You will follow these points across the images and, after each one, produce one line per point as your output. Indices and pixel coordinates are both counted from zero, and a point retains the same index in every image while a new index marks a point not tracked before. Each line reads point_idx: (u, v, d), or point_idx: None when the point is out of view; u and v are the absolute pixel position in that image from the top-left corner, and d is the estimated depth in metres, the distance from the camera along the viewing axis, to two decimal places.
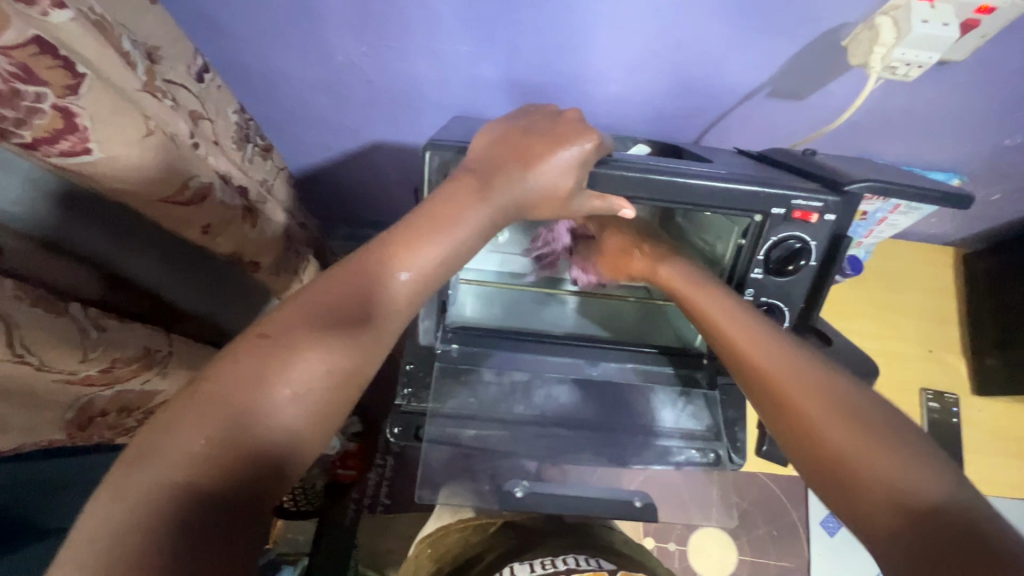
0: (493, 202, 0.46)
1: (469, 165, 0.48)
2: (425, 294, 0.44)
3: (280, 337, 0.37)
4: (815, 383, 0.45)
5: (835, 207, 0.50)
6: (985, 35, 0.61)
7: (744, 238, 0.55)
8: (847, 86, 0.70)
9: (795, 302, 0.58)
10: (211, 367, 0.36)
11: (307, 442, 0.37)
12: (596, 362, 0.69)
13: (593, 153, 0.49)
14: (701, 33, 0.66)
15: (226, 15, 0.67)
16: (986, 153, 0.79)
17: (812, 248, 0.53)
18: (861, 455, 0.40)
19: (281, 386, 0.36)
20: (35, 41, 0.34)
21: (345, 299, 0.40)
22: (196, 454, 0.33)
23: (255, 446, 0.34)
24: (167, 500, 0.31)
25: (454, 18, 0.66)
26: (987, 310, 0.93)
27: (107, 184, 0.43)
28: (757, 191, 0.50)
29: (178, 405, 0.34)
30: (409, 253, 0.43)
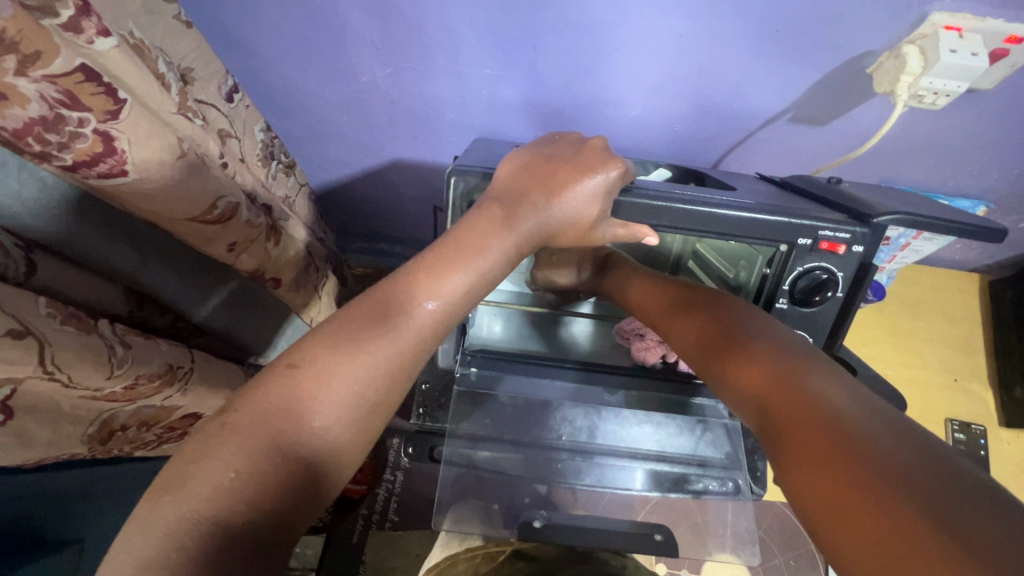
0: (519, 230, 0.47)
1: (493, 194, 0.48)
2: (449, 323, 0.44)
3: (309, 369, 0.37)
4: (734, 331, 0.48)
5: (864, 238, 0.50)
6: (1014, 65, 0.60)
7: (768, 267, 0.54)
8: (871, 112, 0.69)
9: (820, 333, 0.56)
10: (241, 395, 0.36)
11: (337, 469, 0.37)
12: (613, 389, 0.67)
13: (618, 181, 0.49)
14: (723, 59, 0.66)
15: (256, 38, 0.69)
16: (1016, 181, 0.77)
17: (839, 279, 0.52)
18: (760, 375, 0.43)
19: (309, 419, 0.36)
20: (80, 69, 0.35)
21: (366, 333, 0.39)
22: (225, 486, 0.32)
23: (284, 481, 0.34)
24: (194, 533, 0.31)
25: (476, 42, 0.67)
26: (1015, 340, 0.90)
27: (140, 206, 0.44)
28: (782, 221, 0.49)
29: (207, 438, 0.34)
30: (435, 280, 0.43)
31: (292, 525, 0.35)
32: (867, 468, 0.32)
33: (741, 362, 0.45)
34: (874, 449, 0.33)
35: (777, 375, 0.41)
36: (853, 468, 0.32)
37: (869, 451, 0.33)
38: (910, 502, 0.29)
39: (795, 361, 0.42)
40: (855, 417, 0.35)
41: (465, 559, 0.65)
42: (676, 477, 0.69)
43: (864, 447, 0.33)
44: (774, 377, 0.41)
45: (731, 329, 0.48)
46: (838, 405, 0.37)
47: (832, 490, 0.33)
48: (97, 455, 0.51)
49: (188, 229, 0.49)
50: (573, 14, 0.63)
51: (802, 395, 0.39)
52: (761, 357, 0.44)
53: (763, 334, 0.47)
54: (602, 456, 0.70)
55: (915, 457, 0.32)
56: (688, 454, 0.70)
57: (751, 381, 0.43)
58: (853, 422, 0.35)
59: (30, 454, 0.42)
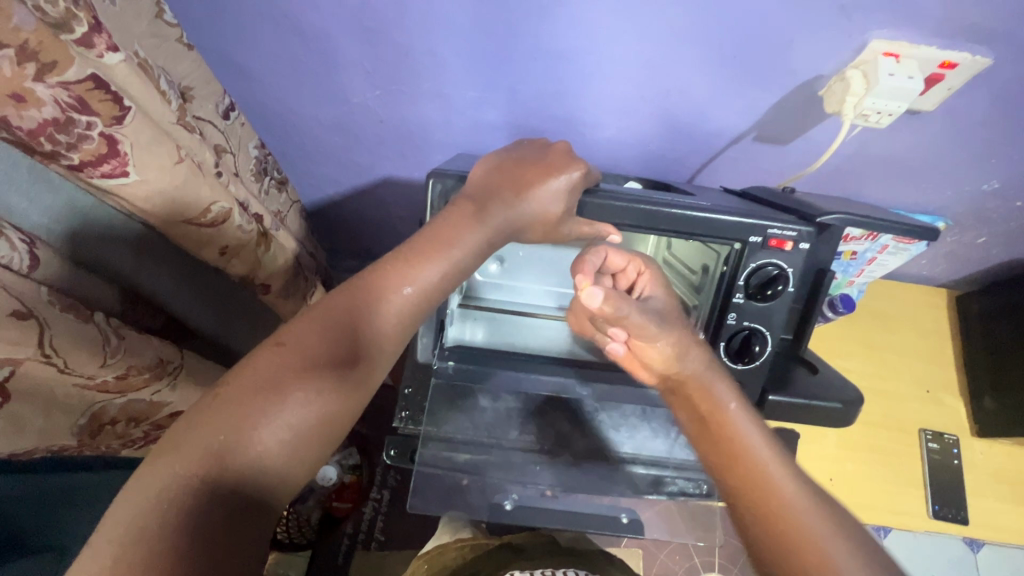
0: (489, 222, 0.51)
1: (468, 191, 0.53)
2: (426, 310, 0.48)
3: (295, 345, 0.40)
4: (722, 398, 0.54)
5: (808, 236, 0.56)
6: (950, 88, 0.66)
7: (725, 265, 0.59)
8: (827, 132, 0.74)
9: (775, 327, 0.61)
10: (231, 372, 0.39)
11: (283, 477, 0.38)
12: (587, 383, 0.71)
13: (581, 181, 0.54)
14: (687, 83, 0.71)
15: (253, 62, 0.74)
16: (967, 198, 0.83)
17: (789, 275, 0.57)
18: (729, 432, 0.51)
19: (294, 389, 0.38)
20: (91, 78, 0.39)
21: (348, 313, 0.43)
22: (215, 450, 0.35)
23: (271, 447, 0.37)
24: (184, 492, 0.34)
25: (459, 67, 0.73)
26: (981, 350, 0.94)
27: (138, 206, 0.47)
28: (736, 221, 0.54)
29: (200, 408, 0.37)
30: (413, 267, 0.47)
31: (269, 495, 0.37)
32: (799, 525, 0.43)
33: (727, 433, 0.51)
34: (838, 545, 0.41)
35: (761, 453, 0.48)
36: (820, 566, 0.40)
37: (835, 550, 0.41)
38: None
39: (777, 444, 0.49)
40: (792, 482, 0.46)
41: (454, 548, 0.71)
42: (653, 479, 0.70)
43: (834, 546, 0.41)
44: (738, 436, 0.50)
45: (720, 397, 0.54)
46: (779, 467, 0.47)
47: (771, 536, 0.43)
48: (86, 450, 0.52)
49: (181, 232, 0.52)
50: (547, 41, 0.69)
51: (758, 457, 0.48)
52: (728, 416, 0.52)
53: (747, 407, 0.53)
54: (578, 458, 0.72)
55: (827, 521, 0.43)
56: (664, 458, 0.71)
57: (737, 449, 0.49)
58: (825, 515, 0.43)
59: (20, 443, 0.44)
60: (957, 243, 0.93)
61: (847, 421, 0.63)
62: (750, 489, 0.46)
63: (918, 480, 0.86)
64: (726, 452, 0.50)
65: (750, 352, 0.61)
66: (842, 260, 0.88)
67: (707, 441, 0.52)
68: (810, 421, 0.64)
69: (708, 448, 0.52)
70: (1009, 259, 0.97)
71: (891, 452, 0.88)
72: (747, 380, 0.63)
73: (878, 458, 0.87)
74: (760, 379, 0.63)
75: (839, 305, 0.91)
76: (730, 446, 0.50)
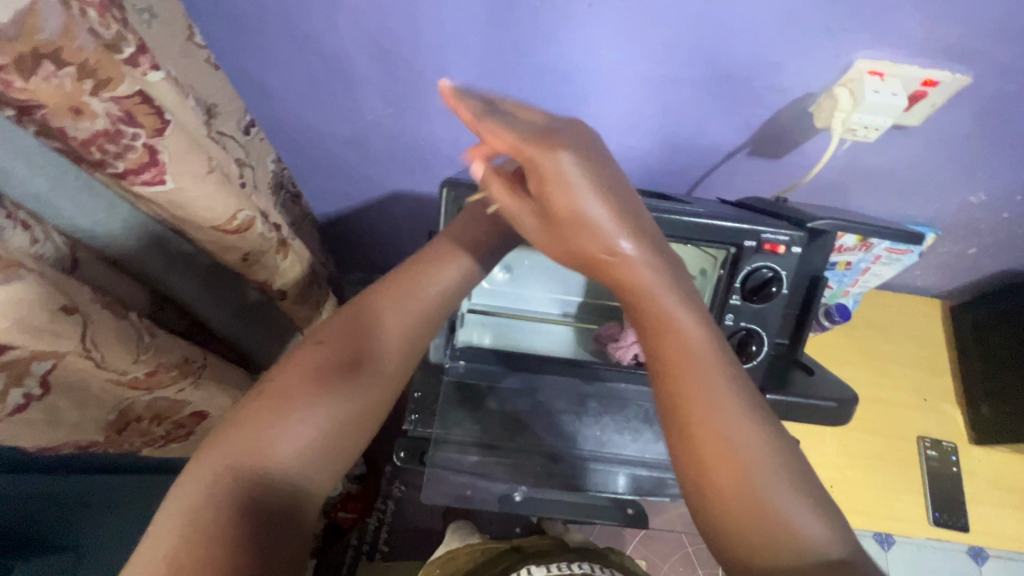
0: (500, 224, 0.57)
1: (481, 198, 0.59)
2: (448, 306, 0.52)
3: (332, 343, 0.44)
4: (693, 344, 0.41)
5: (800, 240, 0.59)
6: (935, 104, 0.70)
7: (722, 269, 0.62)
8: (820, 147, 0.78)
9: (771, 327, 0.63)
10: (275, 369, 0.42)
11: (323, 470, 0.41)
12: (592, 380, 0.74)
13: None
14: (685, 99, 0.75)
15: (272, 80, 0.78)
16: (956, 209, 0.86)
17: (783, 277, 0.60)
18: (695, 395, 0.39)
19: (333, 384, 0.42)
20: (139, 93, 0.42)
21: (379, 312, 0.47)
22: (264, 439, 0.39)
23: (312, 439, 0.40)
24: (237, 479, 0.37)
25: (469, 86, 0.76)
26: (976, 359, 0.96)
27: (171, 211, 0.50)
28: (731, 226, 0.58)
29: (248, 402, 0.40)
30: (435, 271, 0.52)
31: (312, 482, 0.40)
32: (748, 489, 0.37)
33: (691, 390, 0.39)
34: (774, 487, 0.37)
35: (724, 410, 0.39)
36: (745, 508, 0.37)
37: (774, 493, 0.37)
38: (780, 544, 0.36)
39: (746, 403, 0.39)
40: (758, 450, 0.38)
41: (464, 553, 0.73)
42: (656, 481, 0.72)
43: (774, 493, 0.37)
44: (704, 399, 0.39)
45: (692, 343, 0.41)
46: (744, 437, 0.38)
47: (716, 498, 0.38)
48: (110, 447, 0.54)
49: (209, 237, 0.55)
50: (552, 61, 0.73)
51: (722, 423, 0.38)
52: (698, 375, 0.40)
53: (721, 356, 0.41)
54: (587, 460, 0.73)
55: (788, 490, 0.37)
56: (665, 460, 0.72)
57: (697, 409, 0.39)
58: (776, 463, 0.38)
59: (56, 437, 0.47)
60: (949, 254, 0.96)
61: (842, 421, 0.66)
62: (698, 450, 0.38)
63: (918, 487, 0.87)
64: (683, 417, 0.39)
65: (748, 352, 0.63)
66: (837, 270, 0.91)
67: (668, 400, 0.40)
68: (804, 418, 0.67)
69: (668, 405, 0.40)
70: (1000, 270, 1.00)
71: (891, 459, 0.89)
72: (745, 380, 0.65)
73: (878, 466, 0.88)
74: (759, 378, 0.65)
75: (832, 313, 0.93)
76: (680, 397, 0.40)
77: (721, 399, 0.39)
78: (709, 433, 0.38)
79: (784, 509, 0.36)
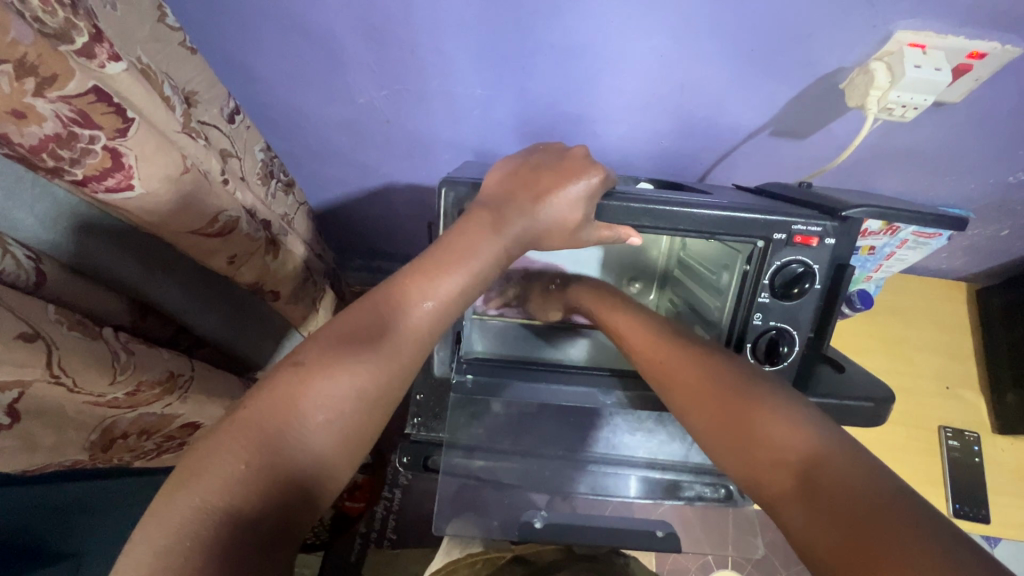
0: (506, 233, 0.52)
1: (482, 200, 0.54)
2: (445, 322, 0.48)
3: (313, 364, 0.40)
4: (745, 388, 0.49)
5: (833, 231, 0.55)
6: (979, 79, 0.64)
7: (749, 264, 0.58)
8: (848, 125, 0.72)
9: (802, 325, 0.59)
10: (250, 393, 0.39)
11: (298, 509, 0.37)
12: (610, 391, 0.65)
13: (599, 186, 0.55)
14: (703, 76, 0.69)
15: (257, 62, 0.72)
16: (992, 190, 0.80)
17: (815, 272, 0.57)
18: (746, 422, 0.46)
19: (314, 412, 0.38)
20: (93, 90, 0.38)
21: (368, 327, 0.44)
22: (236, 476, 0.35)
23: (292, 471, 0.37)
24: (205, 524, 0.33)
25: (466, 64, 0.71)
26: (1001, 346, 0.92)
27: (140, 217, 0.46)
28: (759, 218, 0.54)
29: (219, 432, 0.37)
30: (430, 281, 0.47)
31: (293, 519, 0.36)
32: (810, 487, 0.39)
33: (756, 416, 0.46)
34: (854, 489, 0.37)
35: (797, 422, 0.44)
36: (865, 493, 0.37)
37: (815, 478, 0.39)
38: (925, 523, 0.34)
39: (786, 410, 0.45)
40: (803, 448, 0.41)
41: (465, 565, 0.70)
42: (669, 484, 0.69)
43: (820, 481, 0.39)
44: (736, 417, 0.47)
45: (741, 384, 0.49)
46: (781, 441, 0.43)
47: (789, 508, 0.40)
48: (97, 464, 0.52)
49: (189, 243, 0.51)
50: (558, 37, 0.67)
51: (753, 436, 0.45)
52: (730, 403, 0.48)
53: (772, 390, 0.48)
54: (596, 464, 0.70)
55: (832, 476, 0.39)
56: (681, 461, 0.68)
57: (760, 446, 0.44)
58: (834, 475, 0.39)
59: (33, 460, 0.44)
60: (980, 236, 0.90)
61: (879, 420, 0.62)
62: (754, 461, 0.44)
63: (938, 478, 0.84)
64: (734, 444, 0.46)
65: (778, 354, 0.59)
66: (859, 255, 0.86)
67: (713, 425, 0.49)
68: (840, 420, 0.62)
69: (729, 446, 0.47)
70: None
71: (911, 450, 0.86)
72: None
73: (899, 457, 0.85)
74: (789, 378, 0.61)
75: (854, 299, 0.88)
76: (725, 419, 0.48)
77: (790, 420, 0.44)
78: (798, 439, 0.42)
79: (837, 487, 0.38)
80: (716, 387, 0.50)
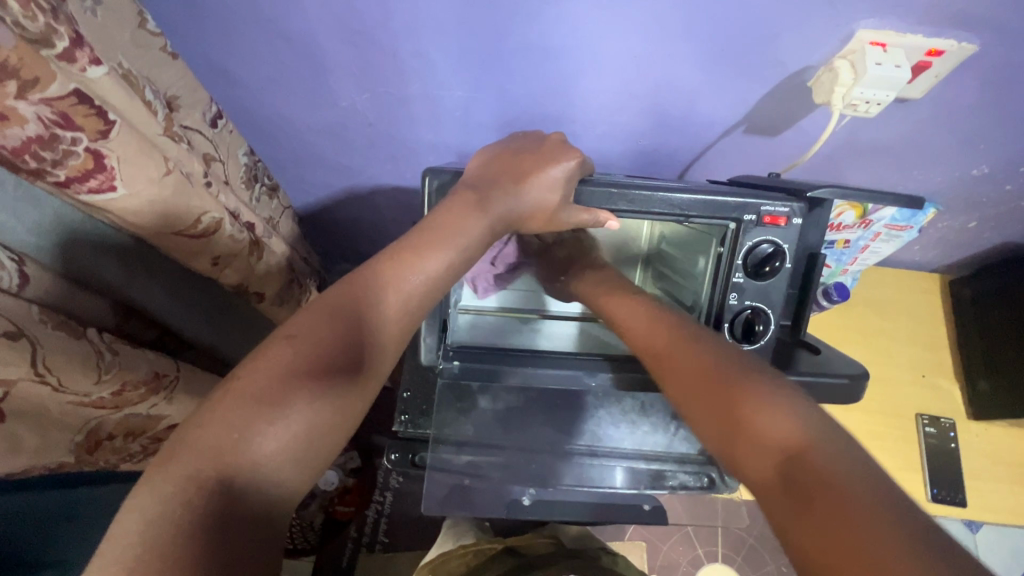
0: (490, 211, 0.55)
1: (466, 181, 0.56)
2: (430, 300, 0.50)
3: (305, 337, 0.41)
4: (743, 382, 0.48)
5: (800, 211, 0.57)
6: (938, 75, 0.67)
7: (722, 247, 0.60)
8: (817, 122, 0.75)
9: (775, 305, 0.61)
10: (243, 365, 0.39)
11: (288, 478, 0.38)
12: (595, 372, 0.67)
13: (577, 169, 0.57)
14: (677, 77, 0.71)
15: (238, 67, 0.73)
16: (958, 183, 0.83)
17: (785, 251, 0.59)
18: (747, 413, 0.46)
19: (308, 384, 0.39)
20: (74, 93, 0.39)
21: (359, 304, 0.45)
22: (228, 444, 0.35)
23: (282, 441, 0.37)
24: (196, 493, 0.33)
25: (447, 67, 0.72)
26: (973, 334, 0.95)
27: (123, 218, 0.47)
28: (728, 200, 0.57)
29: (212, 402, 0.37)
30: (413, 263, 0.49)
31: (280, 490, 0.37)
32: (804, 481, 0.39)
33: (751, 409, 0.45)
34: (848, 488, 0.37)
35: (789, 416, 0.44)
36: (858, 492, 0.37)
37: (810, 472, 0.39)
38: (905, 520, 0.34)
39: (788, 404, 0.45)
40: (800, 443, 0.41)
41: (456, 556, 0.72)
42: (654, 474, 0.70)
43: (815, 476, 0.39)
44: (735, 406, 0.47)
45: (734, 374, 0.49)
46: (780, 435, 0.43)
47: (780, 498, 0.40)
48: (83, 467, 0.52)
49: (173, 243, 0.52)
50: (535, 40, 0.68)
51: (750, 426, 0.45)
52: (731, 392, 0.48)
53: (766, 380, 0.48)
54: (583, 456, 0.71)
55: (828, 473, 0.39)
56: (664, 451, 0.70)
57: (755, 434, 0.44)
58: (829, 474, 0.39)
59: (18, 463, 0.43)
60: (949, 228, 0.93)
61: (855, 398, 0.63)
62: (748, 448, 0.44)
63: (915, 464, 0.86)
64: (731, 431, 0.46)
65: (754, 332, 0.61)
66: (836, 249, 0.87)
67: (712, 413, 0.48)
68: (817, 397, 0.63)
69: (722, 431, 0.47)
70: (1001, 243, 0.97)
71: (888, 437, 0.88)
72: None
73: (877, 444, 0.87)
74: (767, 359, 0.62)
75: (830, 292, 0.90)
76: (725, 407, 0.48)
77: (787, 415, 0.44)
78: (788, 434, 0.42)
79: (831, 484, 0.38)
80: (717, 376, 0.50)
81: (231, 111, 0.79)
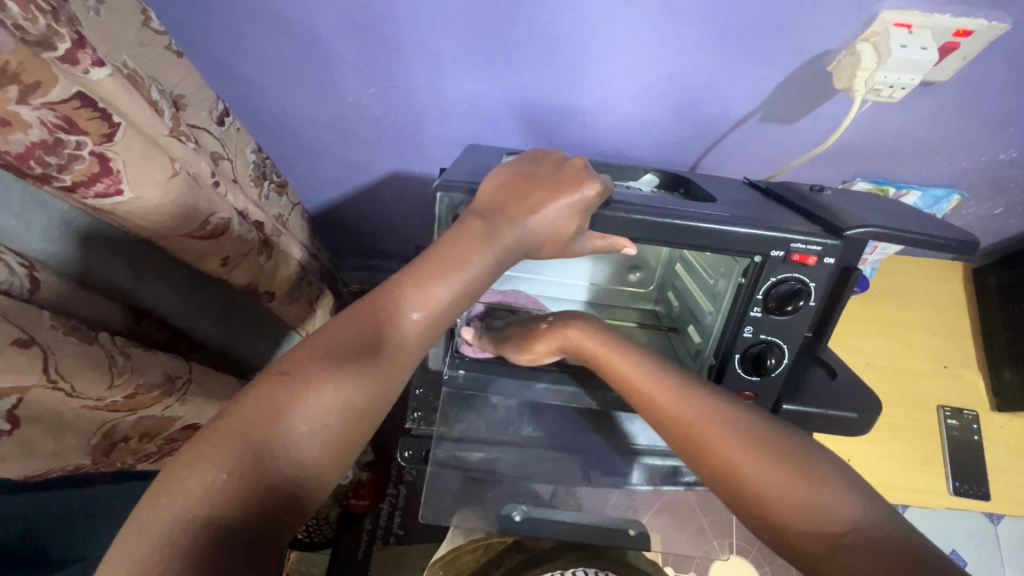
0: (497, 243, 0.51)
1: (474, 209, 0.53)
2: (434, 331, 0.48)
3: (299, 374, 0.41)
4: (751, 436, 0.49)
5: (834, 251, 0.54)
6: (966, 56, 0.64)
7: (744, 277, 0.59)
8: (836, 109, 0.72)
9: (792, 340, 0.61)
10: (236, 400, 0.39)
11: (280, 514, 0.38)
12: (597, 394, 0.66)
13: (595, 199, 0.53)
14: (691, 64, 0.69)
15: (244, 65, 0.72)
16: (985, 168, 0.80)
17: (812, 289, 0.57)
18: (766, 478, 0.46)
19: (297, 421, 0.39)
20: (77, 96, 0.39)
21: (356, 336, 0.44)
22: (217, 486, 0.35)
23: (272, 478, 0.37)
24: (188, 534, 0.34)
25: (454, 59, 0.71)
26: (999, 324, 0.92)
27: (130, 221, 0.46)
28: (755, 235, 0.54)
29: (202, 439, 0.37)
30: (417, 293, 0.47)
31: (275, 525, 0.37)
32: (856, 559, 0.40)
33: (769, 470, 0.46)
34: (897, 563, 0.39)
35: (819, 480, 0.44)
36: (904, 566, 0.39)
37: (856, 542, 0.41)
38: None
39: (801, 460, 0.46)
40: (836, 511, 0.43)
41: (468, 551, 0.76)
42: (669, 471, 0.69)
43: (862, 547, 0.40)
44: (749, 466, 0.47)
45: (751, 421, 0.50)
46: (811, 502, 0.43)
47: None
48: (101, 467, 0.53)
49: (181, 245, 0.52)
50: (545, 29, 0.67)
51: (772, 494, 0.45)
52: (742, 448, 0.48)
53: (783, 437, 0.49)
54: (593, 455, 0.70)
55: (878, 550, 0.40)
56: None
57: (778, 498, 0.45)
58: (871, 547, 0.40)
59: (35, 466, 0.45)
60: (975, 216, 0.89)
61: (862, 431, 0.63)
62: (776, 516, 0.44)
63: (937, 457, 0.83)
64: (753, 495, 0.46)
65: (765, 365, 0.61)
66: None
67: (722, 474, 0.48)
68: (823, 429, 0.64)
69: (736, 491, 0.47)
70: None
71: (910, 430, 0.85)
72: (760, 392, 0.64)
73: (899, 438, 0.85)
74: (777, 388, 0.63)
75: None
76: (736, 464, 0.47)
77: (807, 473, 0.45)
78: (821, 501, 0.43)
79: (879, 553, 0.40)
80: (725, 426, 0.49)
81: (237, 107, 0.78)
